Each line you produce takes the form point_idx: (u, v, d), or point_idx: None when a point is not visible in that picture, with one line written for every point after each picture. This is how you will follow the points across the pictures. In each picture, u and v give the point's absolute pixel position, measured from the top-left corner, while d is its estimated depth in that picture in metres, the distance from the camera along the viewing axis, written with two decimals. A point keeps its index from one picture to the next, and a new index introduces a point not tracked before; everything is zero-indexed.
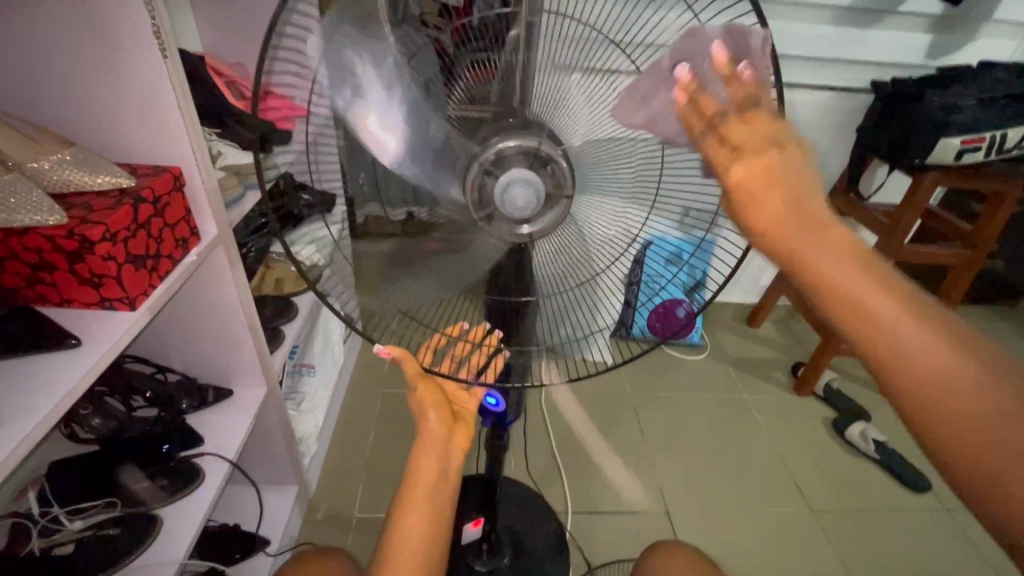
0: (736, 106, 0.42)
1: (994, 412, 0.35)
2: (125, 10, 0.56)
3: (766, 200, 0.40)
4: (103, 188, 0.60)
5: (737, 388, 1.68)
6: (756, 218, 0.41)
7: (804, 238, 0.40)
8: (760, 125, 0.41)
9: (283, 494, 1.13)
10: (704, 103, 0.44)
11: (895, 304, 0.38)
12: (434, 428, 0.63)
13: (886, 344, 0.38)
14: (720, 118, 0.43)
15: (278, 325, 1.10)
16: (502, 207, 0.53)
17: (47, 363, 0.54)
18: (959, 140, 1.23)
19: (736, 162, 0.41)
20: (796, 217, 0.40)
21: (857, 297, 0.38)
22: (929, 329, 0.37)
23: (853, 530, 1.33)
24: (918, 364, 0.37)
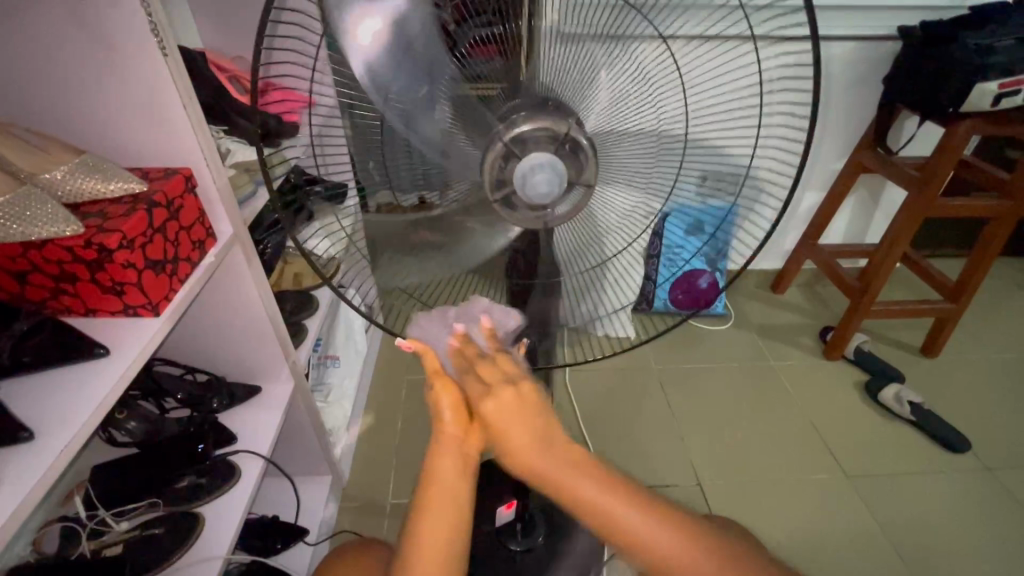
0: (486, 354, 0.57)
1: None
2: (120, 6, 0.54)
3: (513, 430, 0.50)
4: (116, 195, 0.59)
5: (764, 356, 1.65)
6: (509, 448, 0.50)
7: (565, 482, 0.49)
8: (492, 372, 0.55)
9: (318, 484, 1.16)
10: (470, 346, 0.58)
11: (618, 504, 0.48)
12: (451, 426, 0.59)
13: (637, 549, 0.48)
14: (473, 358, 0.57)
15: (300, 320, 1.10)
16: (523, 194, 0.51)
17: (76, 374, 0.54)
18: (996, 85, 1.16)
19: (484, 400, 0.51)
20: (569, 463, 0.49)
21: (609, 518, 0.48)
22: (654, 518, 0.49)
23: (889, 493, 1.32)
24: (660, 551, 0.48)
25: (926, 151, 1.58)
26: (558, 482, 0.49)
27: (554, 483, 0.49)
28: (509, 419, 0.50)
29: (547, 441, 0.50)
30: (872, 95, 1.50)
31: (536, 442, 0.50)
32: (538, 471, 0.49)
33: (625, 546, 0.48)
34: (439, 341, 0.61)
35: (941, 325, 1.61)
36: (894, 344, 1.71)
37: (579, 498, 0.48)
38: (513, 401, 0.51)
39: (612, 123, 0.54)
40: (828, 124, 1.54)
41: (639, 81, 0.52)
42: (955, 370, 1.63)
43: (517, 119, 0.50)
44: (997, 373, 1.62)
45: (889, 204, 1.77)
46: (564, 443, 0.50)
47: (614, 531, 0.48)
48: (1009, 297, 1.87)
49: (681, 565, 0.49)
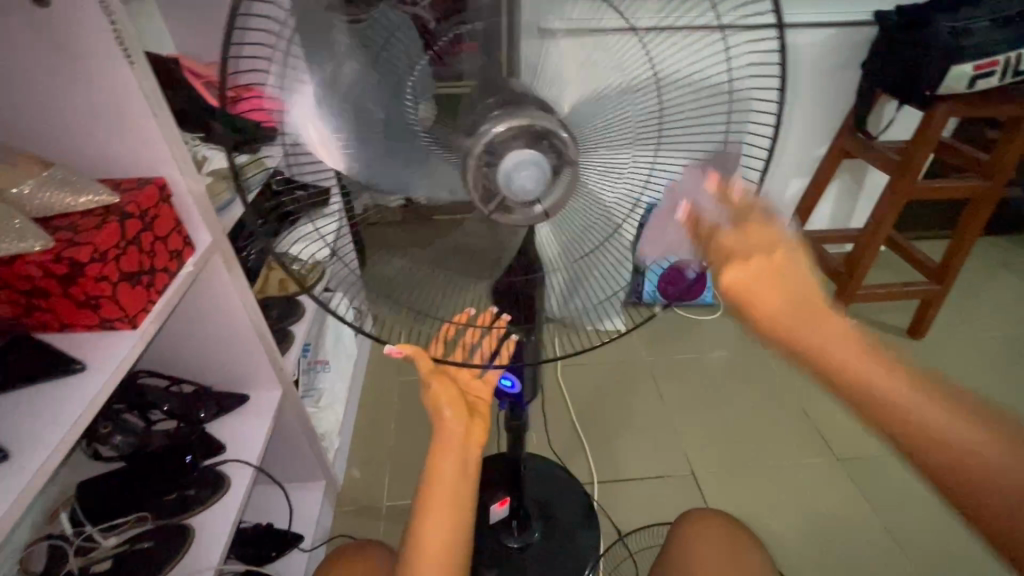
0: (732, 223, 0.51)
1: (978, 451, 0.41)
2: (82, 14, 0.53)
3: (766, 295, 0.48)
4: (87, 208, 0.58)
5: (754, 344, 1.66)
6: (757, 313, 0.49)
7: (828, 345, 0.47)
8: (753, 238, 0.50)
9: (312, 490, 1.15)
10: (703, 219, 0.52)
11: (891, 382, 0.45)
12: (452, 426, 0.62)
13: (899, 416, 0.44)
14: (716, 228, 0.51)
15: (287, 326, 1.09)
16: (509, 191, 0.50)
17: (53, 391, 0.53)
18: (971, 66, 1.17)
19: (730, 267, 0.49)
20: (800, 312, 0.48)
21: (866, 386, 0.45)
22: (931, 398, 0.44)
23: (881, 475, 1.33)
24: (927, 425, 0.43)
25: (906, 135, 1.59)
26: (809, 352, 0.47)
27: (812, 348, 0.47)
28: (757, 285, 0.48)
29: (811, 313, 0.48)
30: (852, 80, 1.51)
31: (781, 300, 0.48)
32: (784, 327, 0.48)
33: (905, 431, 0.44)
34: (667, 232, 0.55)
35: (926, 306, 1.63)
36: (881, 326, 1.73)
37: (865, 386, 0.45)
38: (767, 268, 0.49)
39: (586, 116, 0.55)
40: (810, 110, 1.55)
41: (611, 73, 0.53)
42: (943, 351, 1.64)
43: (496, 116, 0.49)
44: (983, 351, 1.64)
45: (873, 189, 1.78)
46: (817, 304, 0.49)
47: (873, 399, 0.45)
48: (993, 276, 1.90)
49: (970, 448, 0.42)
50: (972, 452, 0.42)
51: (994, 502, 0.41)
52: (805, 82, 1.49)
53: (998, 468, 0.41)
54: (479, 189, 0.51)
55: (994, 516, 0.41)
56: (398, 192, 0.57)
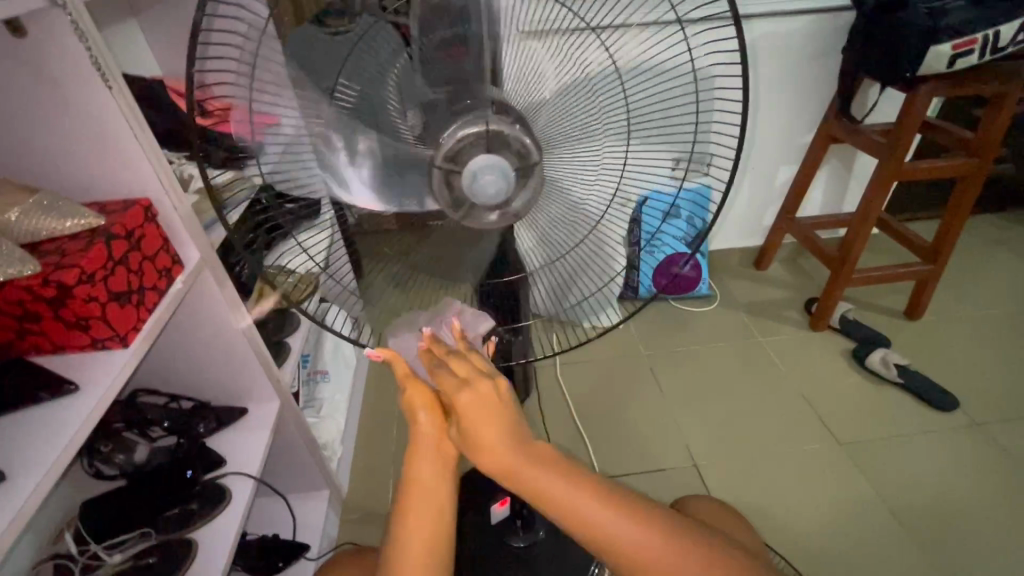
0: (451, 354, 0.55)
1: (661, 555, 0.50)
2: (60, 43, 0.55)
3: (484, 430, 0.51)
4: (74, 231, 0.59)
5: (751, 333, 1.66)
6: (479, 445, 0.51)
7: (541, 479, 0.50)
8: (461, 371, 0.53)
9: (316, 500, 1.16)
10: (436, 349, 0.56)
11: (598, 511, 0.50)
12: (428, 430, 0.59)
13: (594, 537, 0.50)
14: (440, 357, 0.55)
15: (283, 338, 1.10)
16: (468, 190, 0.51)
17: (47, 412, 0.54)
18: (949, 46, 1.18)
19: (461, 392, 0.52)
20: (527, 461, 0.51)
21: (590, 528, 0.50)
22: (633, 521, 0.50)
23: (883, 457, 1.34)
24: (645, 561, 0.50)
25: (892, 117, 1.59)
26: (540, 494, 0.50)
27: (540, 485, 0.50)
28: (457, 393, 0.52)
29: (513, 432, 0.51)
30: (833, 65, 1.51)
31: (503, 432, 0.51)
32: (523, 482, 0.50)
33: (618, 554, 0.50)
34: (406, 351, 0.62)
35: (922, 287, 1.63)
36: (877, 309, 1.73)
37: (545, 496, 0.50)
38: (479, 403, 0.51)
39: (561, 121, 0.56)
40: (793, 97, 1.56)
41: (582, 76, 0.54)
42: (942, 331, 1.64)
43: (461, 122, 0.51)
44: (981, 328, 1.64)
45: (863, 172, 1.79)
46: (535, 443, 0.52)
47: (584, 526, 0.50)
48: (989, 253, 1.90)
49: (645, 552, 0.50)
50: (663, 559, 0.50)
51: None
52: (788, 70, 1.50)
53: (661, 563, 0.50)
54: (442, 172, 0.52)
55: None
56: (379, 206, 0.57)
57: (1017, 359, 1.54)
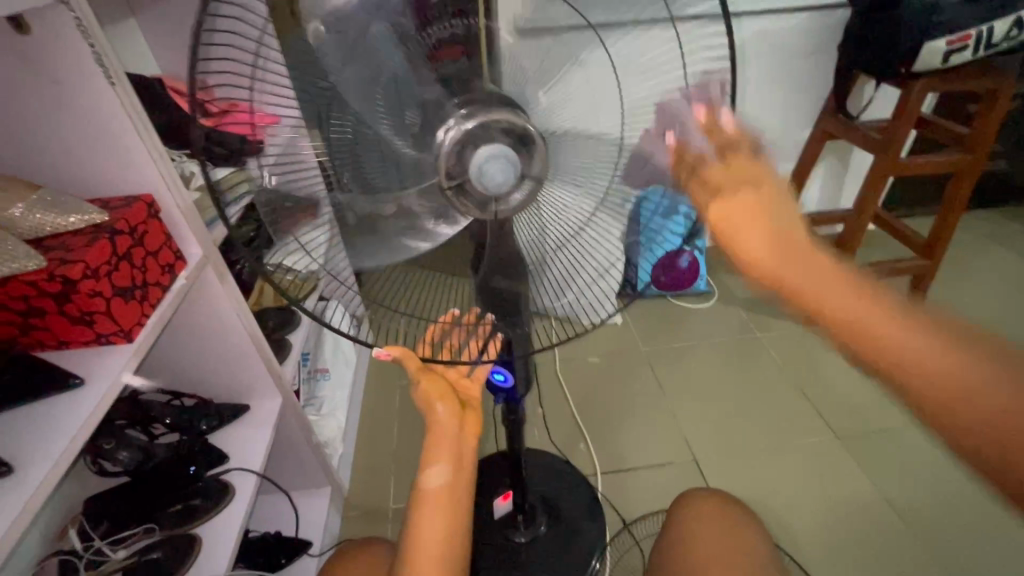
0: (717, 155, 0.54)
1: (974, 370, 0.45)
2: (62, 39, 0.55)
3: (745, 234, 0.54)
4: (77, 227, 0.59)
5: (749, 329, 1.68)
6: (740, 252, 0.55)
7: (794, 277, 0.54)
8: (735, 172, 0.54)
9: (318, 497, 1.16)
10: (685, 153, 0.55)
11: (868, 314, 0.50)
12: (445, 420, 0.64)
13: (868, 342, 0.49)
14: (700, 163, 0.54)
15: (284, 335, 1.11)
16: (480, 185, 0.52)
17: (53, 407, 0.55)
18: (944, 42, 1.18)
19: (715, 201, 0.54)
20: (782, 253, 0.54)
21: (839, 315, 0.52)
22: (906, 325, 0.49)
23: (881, 451, 1.35)
24: (899, 354, 0.48)
25: (886, 113, 1.61)
26: (807, 291, 0.53)
27: (792, 277, 0.54)
28: (730, 187, 0.54)
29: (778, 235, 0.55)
30: (829, 62, 1.52)
31: (759, 216, 0.54)
32: (778, 274, 0.54)
33: (879, 356, 0.49)
34: (648, 166, 0.58)
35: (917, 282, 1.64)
36: None
37: (829, 304, 0.53)
38: (752, 208, 0.54)
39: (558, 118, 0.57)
40: (790, 94, 1.57)
41: (579, 74, 0.56)
42: None
43: (461, 116, 0.51)
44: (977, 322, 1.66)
45: (858, 169, 1.80)
46: (795, 238, 0.56)
47: (856, 329, 0.50)
48: (984, 248, 1.92)
49: (922, 357, 0.47)
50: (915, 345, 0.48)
51: (969, 414, 0.44)
52: (784, 67, 1.51)
53: (945, 374, 0.46)
54: (454, 188, 0.54)
55: (965, 430, 0.44)
56: (380, 202, 0.58)
57: None
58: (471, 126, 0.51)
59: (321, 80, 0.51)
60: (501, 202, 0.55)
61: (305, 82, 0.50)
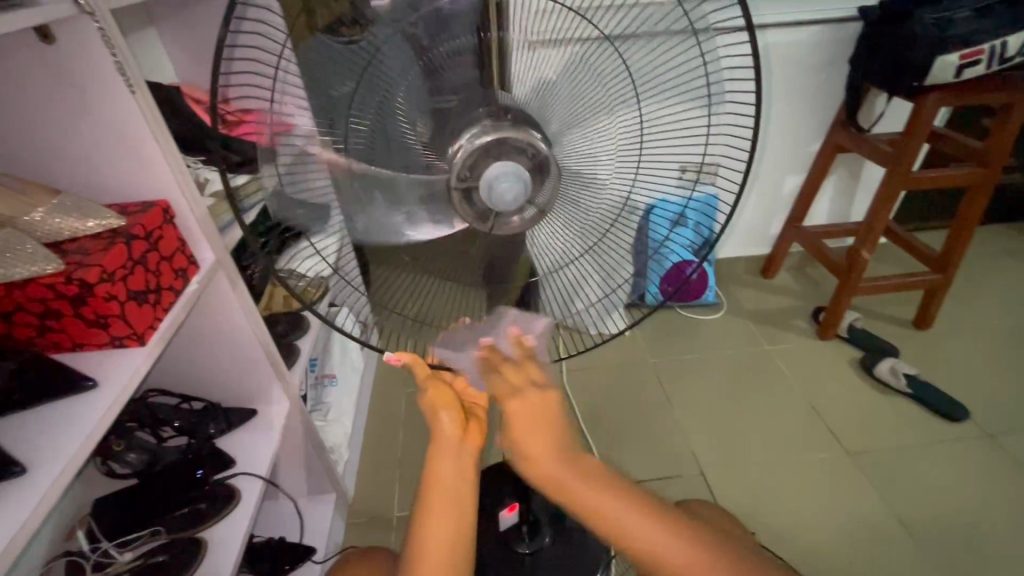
0: (519, 361, 0.58)
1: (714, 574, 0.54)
2: (86, 48, 0.56)
3: (535, 438, 0.55)
4: (94, 231, 0.60)
5: (758, 341, 1.66)
6: (529, 453, 0.55)
7: (573, 488, 0.55)
8: (527, 378, 0.56)
9: (323, 503, 1.16)
10: (495, 353, 0.58)
11: (638, 521, 0.55)
12: (449, 430, 0.61)
13: (644, 553, 0.54)
14: (500, 364, 0.57)
15: (293, 340, 1.11)
16: (489, 202, 0.51)
17: (66, 408, 0.55)
18: (957, 56, 1.17)
19: (509, 401, 0.55)
20: (557, 459, 0.55)
21: (614, 525, 0.54)
22: (660, 529, 0.55)
23: (893, 467, 1.33)
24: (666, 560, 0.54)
25: (898, 126, 1.60)
26: (586, 497, 0.55)
27: (576, 488, 0.55)
28: (517, 406, 0.55)
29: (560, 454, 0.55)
30: (840, 75, 1.52)
31: (550, 448, 0.55)
32: (551, 480, 0.55)
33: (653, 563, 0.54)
34: (464, 354, 0.62)
35: (930, 296, 1.62)
36: (886, 318, 1.73)
37: (588, 509, 0.55)
38: (528, 411, 0.55)
39: (572, 127, 0.56)
40: (800, 106, 1.56)
41: (593, 82, 0.55)
42: (951, 340, 1.64)
43: (474, 133, 0.52)
44: (991, 338, 1.63)
45: (870, 182, 1.79)
46: (574, 450, 0.57)
47: (624, 537, 0.54)
48: (997, 262, 1.89)
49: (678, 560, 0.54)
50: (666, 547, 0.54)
51: None
52: (795, 80, 1.51)
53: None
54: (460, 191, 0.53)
55: None
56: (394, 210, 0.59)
57: None
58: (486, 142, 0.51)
59: (337, 88, 0.52)
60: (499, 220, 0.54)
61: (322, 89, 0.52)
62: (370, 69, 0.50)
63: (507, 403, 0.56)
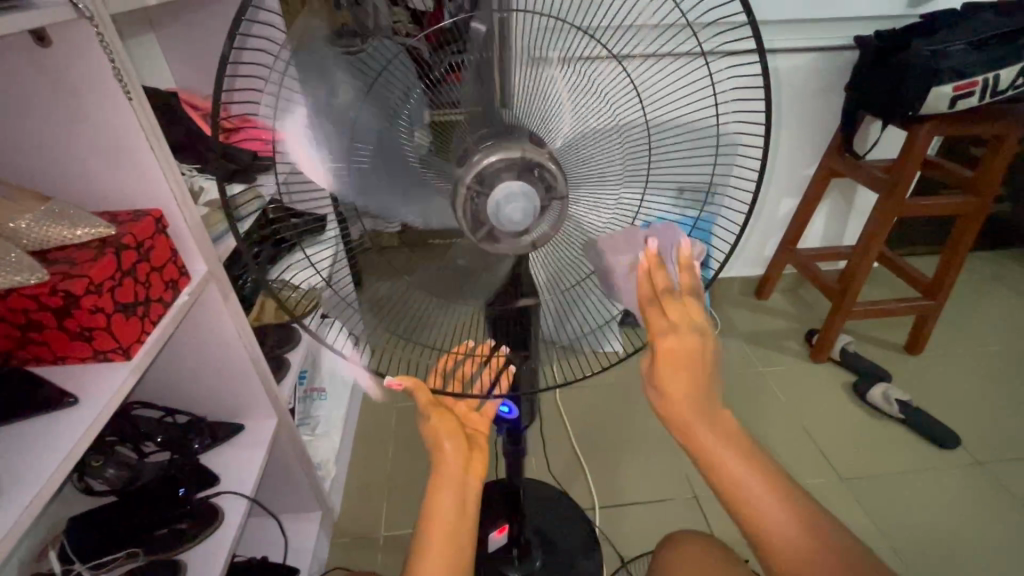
0: (677, 290, 0.57)
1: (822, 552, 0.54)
2: (84, 53, 0.55)
3: (676, 377, 0.56)
4: (83, 240, 0.58)
5: (752, 363, 1.66)
6: (670, 390, 0.57)
7: (699, 430, 0.57)
8: (688, 314, 0.56)
9: (308, 520, 1.13)
10: (658, 273, 0.57)
11: (760, 483, 0.57)
12: (451, 458, 0.62)
13: (755, 515, 0.56)
14: (667, 289, 0.56)
15: (283, 354, 1.09)
16: (497, 223, 0.50)
17: (44, 425, 0.53)
18: (951, 87, 1.20)
19: (665, 337, 0.55)
20: (695, 408, 0.57)
21: (731, 473, 0.57)
22: (778, 502, 0.56)
23: (886, 494, 1.32)
24: (776, 535, 0.56)
25: (891, 154, 1.62)
26: (706, 455, 0.58)
27: (701, 431, 0.57)
28: (664, 331, 0.55)
29: (696, 405, 0.57)
30: (836, 101, 1.54)
31: (689, 395, 0.57)
32: (685, 420, 0.57)
33: (760, 525, 0.56)
34: (619, 264, 0.59)
35: (922, 322, 1.64)
36: (878, 343, 1.74)
37: (720, 474, 0.58)
38: (684, 349, 0.56)
39: (575, 146, 0.56)
40: (797, 130, 1.58)
41: (598, 101, 0.54)
42: (942, 366, 1.65)
43: (486, 149, 0.48)
44: (980, 365, 1.64)
45: (863, 207, 1.81)
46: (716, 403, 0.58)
47: (734, 493, 0.57)
48: (986, 288, 1.92)
49: (782, 529, 0.56)
50: (777, 518, 0.56)
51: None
52: (792, 105, 1.53)
53: (790, 550, 0.55)
54: (467, 213, 0.50)
55: None
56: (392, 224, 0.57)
57: (1017, 397, 1.54)
58: (492, 162, 0.48)
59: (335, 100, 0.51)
60: (508, 240, 0.53)
61: (325, 103, 0.51)
62: (377, 82, 0.50)
63: (659, 338, 0.56)
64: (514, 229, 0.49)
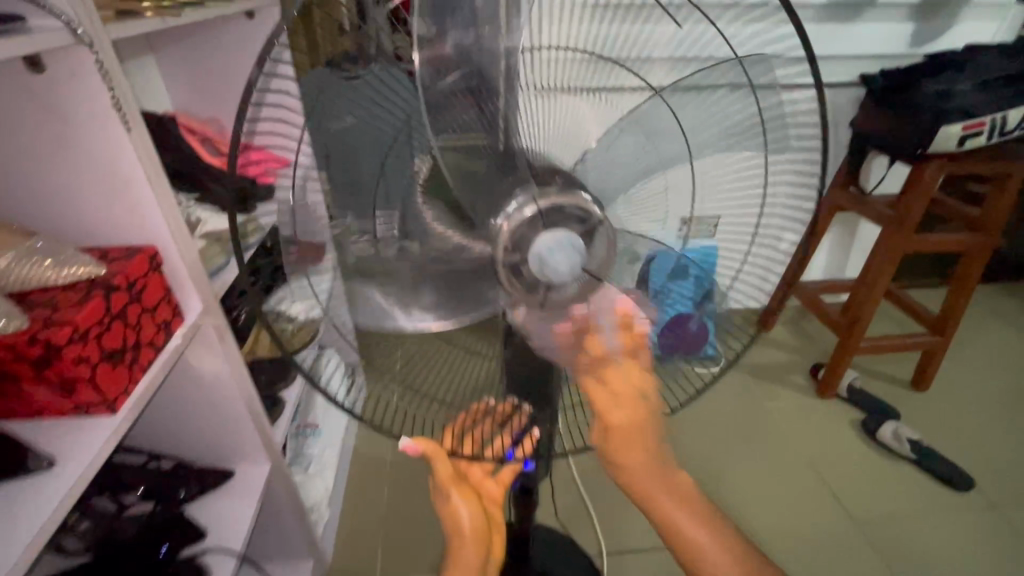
0: (625, 353, 0.51)
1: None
2: (80, 81, 0.51)
3: (631, 441, 0.53)
4: (69, 281, 0.53)
5: (758, 397, 1.62)
6: (613, 442, 0.54)
7: (639, 479, 0.55)
8: (633, 376, 0.52)
9: (298, 570, 1.05)
10: (598, 343, 0.51)
11: (693, 524, 0.57)
12: (467, 538, 0.59)
13: (691, 554, 0.57)
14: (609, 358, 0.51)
15: (277, 391, 1.03)
16: (541, 275, 0.46)
17: (14, 492, 0.47)
18: (960, 126, 1.18)
19: (615, 410, 0.53)
20: (642, 457, 0.54)
21: (668, 516, 0.57)
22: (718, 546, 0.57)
23: (903, 538, 1.27)
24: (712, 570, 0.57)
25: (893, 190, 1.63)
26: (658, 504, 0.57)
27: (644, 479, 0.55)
28: (611, 404, 0.52)
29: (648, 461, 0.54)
30: (839, 135, 1.55)
31: (641, 443, 0.54)
32: (638, 477, 0.55)
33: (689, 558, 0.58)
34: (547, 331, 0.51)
35: (928, 358, 1.61)
36: (884, 378, 1.71)
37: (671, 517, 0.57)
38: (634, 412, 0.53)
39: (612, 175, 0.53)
40: None
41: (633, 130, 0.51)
42: (949, 402, 1.62)
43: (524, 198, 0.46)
44: (988, 401, 1.62)
45: (864, 241, 1.81)
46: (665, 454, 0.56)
47: (676, 534, 0.57)
48: (986, 322, 1.91)
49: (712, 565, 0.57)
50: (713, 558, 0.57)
51: None
52: None
53: None
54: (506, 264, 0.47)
55: None
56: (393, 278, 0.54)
57: None
58: (528, 214, 0.45)
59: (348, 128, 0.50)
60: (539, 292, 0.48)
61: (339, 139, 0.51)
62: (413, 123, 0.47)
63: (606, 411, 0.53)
64: (560, 281, 0.46)
